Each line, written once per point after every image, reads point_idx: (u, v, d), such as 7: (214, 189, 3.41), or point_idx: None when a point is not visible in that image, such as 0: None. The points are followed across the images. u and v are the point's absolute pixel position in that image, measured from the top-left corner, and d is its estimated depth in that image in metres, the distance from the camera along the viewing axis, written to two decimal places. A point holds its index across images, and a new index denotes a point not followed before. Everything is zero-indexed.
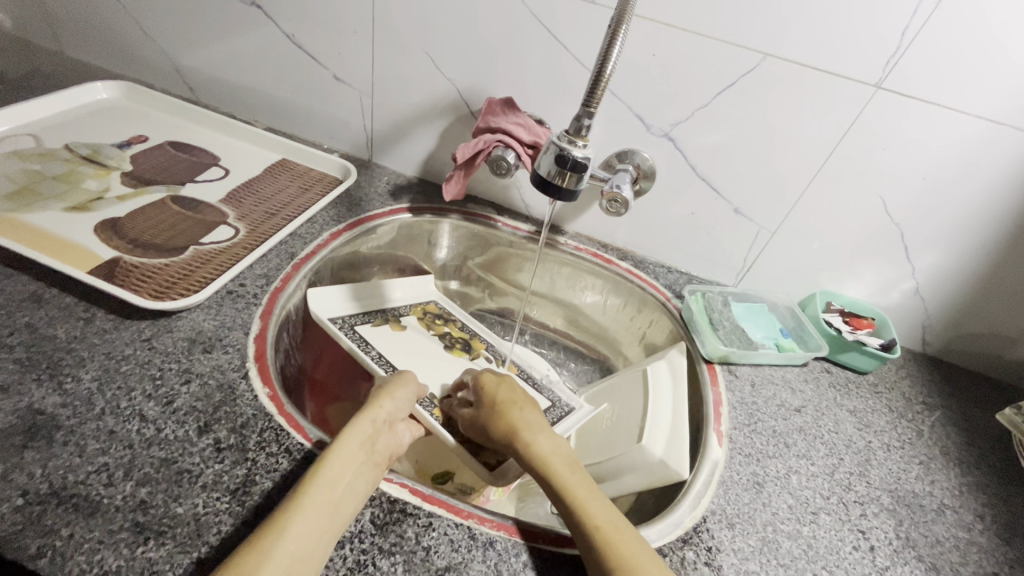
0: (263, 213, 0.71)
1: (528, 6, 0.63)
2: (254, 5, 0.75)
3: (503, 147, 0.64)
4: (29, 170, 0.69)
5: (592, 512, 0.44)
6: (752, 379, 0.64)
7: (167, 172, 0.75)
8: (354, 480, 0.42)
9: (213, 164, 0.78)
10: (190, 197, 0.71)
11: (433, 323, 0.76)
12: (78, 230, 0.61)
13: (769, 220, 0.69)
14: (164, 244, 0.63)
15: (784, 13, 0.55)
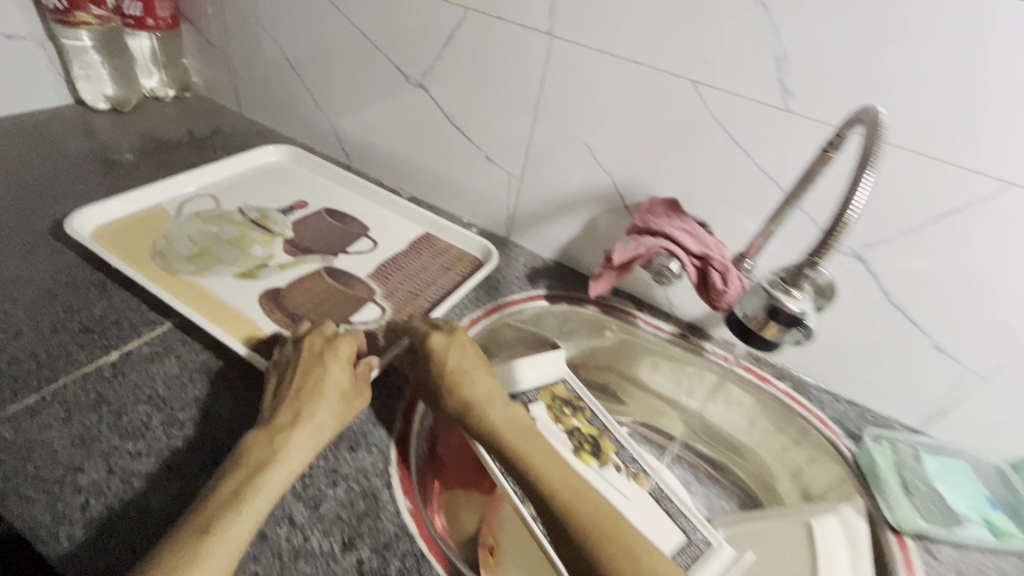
0: (407, 292, 0.71)
1: (709, 109, 0.59)
2: (421, 87, 0.78)
3: (666, 255, 0.59)
4: (206, 232, 0.75)
5: (552, 477, 0.48)
6: (957, 565, 0.52)
7: (323, 240, 0.78)
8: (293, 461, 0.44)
9: (363, 236, 0.80)
10: (342, 269, 0.73)
11: (562, 414, 0.68)
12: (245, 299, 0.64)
13: (982, 364, 0.57)
14: (319, 319, 0.64)
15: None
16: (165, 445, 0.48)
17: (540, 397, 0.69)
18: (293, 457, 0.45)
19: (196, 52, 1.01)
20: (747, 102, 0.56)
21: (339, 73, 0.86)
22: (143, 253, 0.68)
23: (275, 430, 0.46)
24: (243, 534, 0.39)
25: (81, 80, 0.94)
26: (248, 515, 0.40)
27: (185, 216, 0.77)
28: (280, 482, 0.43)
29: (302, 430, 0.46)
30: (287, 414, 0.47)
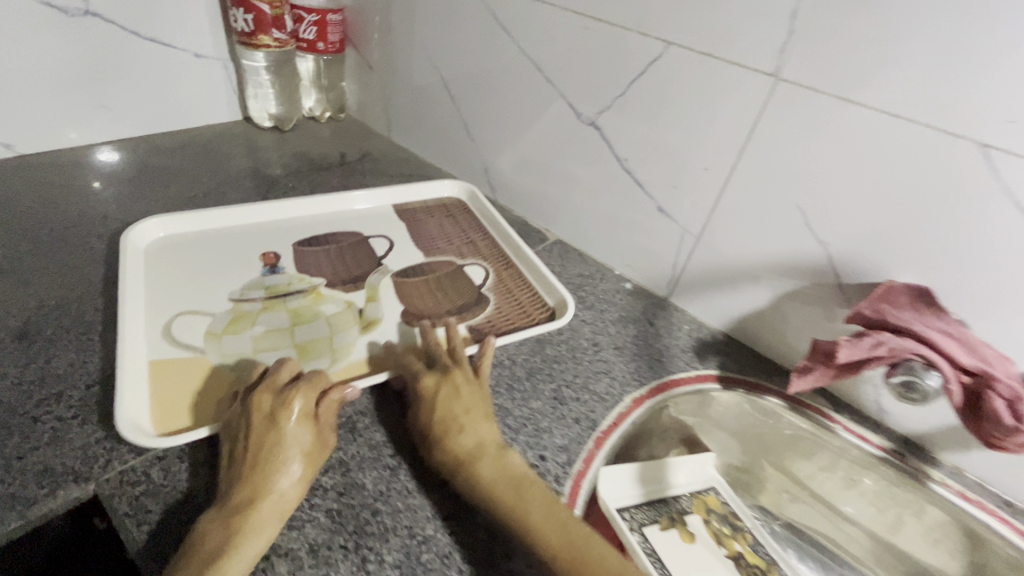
0: (461, 241, 0.76)
1: (1004, 182, 0.45)
2: (593, 125, 0.70)
3: (925, 364, 0.46)
4: (259, 339, 0.56)
5: (546, 530, 0.41)
6: None
7: (347, 265, 0.68)
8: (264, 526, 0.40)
9: (362, 237, 0.74)
10: (400, 267, 0.70)
11: (722, 535, 0.59)
12: (395, 331, 0.60)
13: None
14: (416, 286, 0.67)
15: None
16: (308, 516, 0.43)
17: (696, 509, 0.61)
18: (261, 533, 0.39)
19: (356, 75, 1.02)
20: None
21: (500, 105, 0.81)
22: (214, 408, 0.49)
23: (233, 510, 0.40)
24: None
25: (252, 99, 0.99)
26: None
27: (198, 347, 0.54)
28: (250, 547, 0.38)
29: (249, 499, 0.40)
30: (248, 488, 0.41)
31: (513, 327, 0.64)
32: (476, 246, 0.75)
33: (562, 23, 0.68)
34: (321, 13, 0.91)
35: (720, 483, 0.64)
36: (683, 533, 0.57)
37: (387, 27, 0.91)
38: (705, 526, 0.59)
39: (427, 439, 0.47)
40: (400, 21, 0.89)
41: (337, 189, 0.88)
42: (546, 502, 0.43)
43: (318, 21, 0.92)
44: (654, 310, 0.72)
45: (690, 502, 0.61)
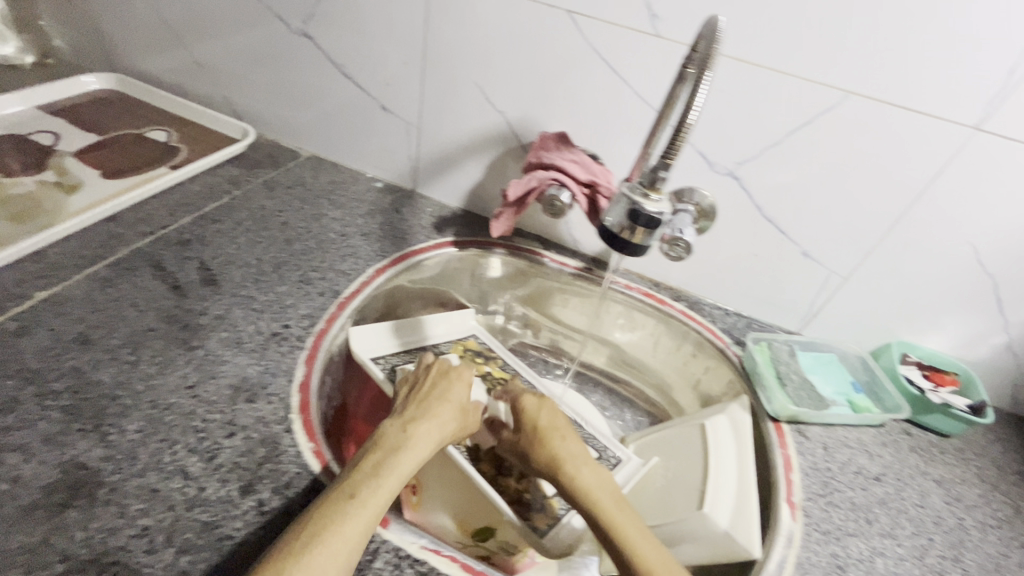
0: (92, 114, 0.85)
1: (590, 40, 0.60)
2: (305, 35, 0.76)
3: (557, 186, 0.61)
4: None
5: (582, 477, 0.51)
6: (825, 442, 0.59)
7: (26, 155, 0.73)
8: (415, 450, 0.47)
9: (20, 137, 0.77)
10: (79, 147, 0.77)
11: (474, 361, 0.70)
12: (100, 183, 0.71)
13: (841, 265, 0.65)
14: (109, 154, 0.77)
15: (929, 77, 0.51)
16: (39, 416, 0.45)
17: (454, 348, 0.71)
18: (416, 452, 0.47)
19: (55, 13, 0.91)
20: (622, 31, 0.58)
21: (219, 27, 0.81)
22: None
23: (408, 422, 0.50)
24: (395, 487, 0.43)
25: None
26: (391, 476, 0.44)
27: None
28: (405, 464, 0.45)
29: (427, 428, 0.50)
30: (416, 411, 0.52)
31: (204, 156, 0.80)
32: (136, 115, 0.86)
33: None
34: None
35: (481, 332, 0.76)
36: None
37: None
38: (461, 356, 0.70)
39: (537, 449, 0.54)
40: None
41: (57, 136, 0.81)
42: (575, 451, 0.54)
43: None
44: (402, 200, 0.82)
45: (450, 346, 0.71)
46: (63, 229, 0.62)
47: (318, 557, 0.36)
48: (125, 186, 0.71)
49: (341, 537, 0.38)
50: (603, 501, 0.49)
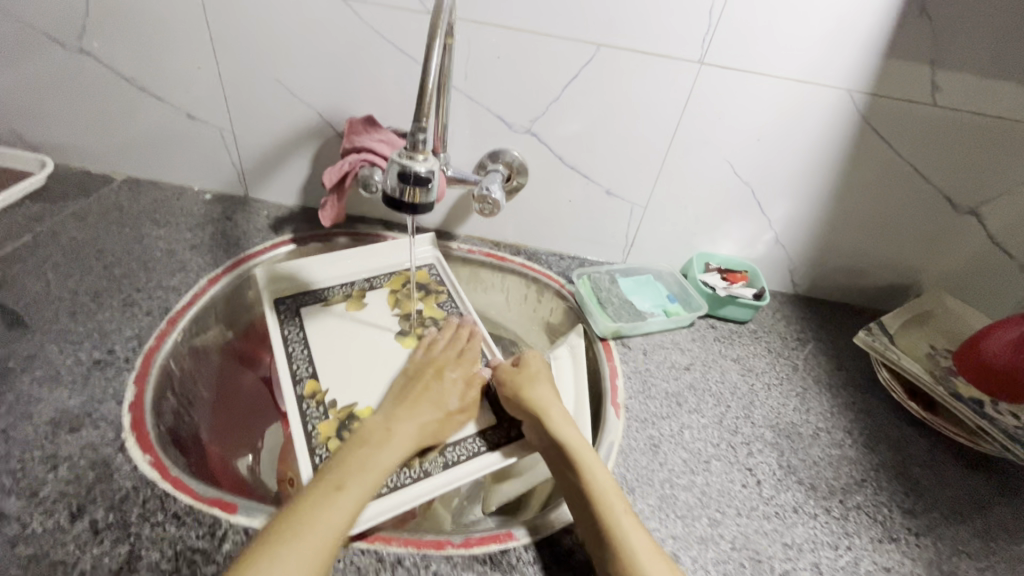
0: None
1: (369, 24, 0.63)
2: (82, 52, 0.71)
3: (368, 166, 0.64)
4: None
5: (569, 437, 0.52)
6: (645, 347, 0.68)
7: None
8: (401, 438, 0.52)
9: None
10: None
11: (405, 299, 0.71)
12: None
13: (639, 196, 0.74)
14: None
15: (659, 51, 0.61)
16: None
17: (389, 283, 0.73)
18: (401, 443, 0.51)
19: None
20: (395, 11, 0.61)
21: None
22: None
23: (393, 418, 0.53)
24: (376, 475, 0.48)
25: None
26: (369, 477, 0.48)
27: None
28: (382, 462, 0.49)
29: (411, 421, 0.53)
30: (408, 405, 0.55)
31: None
32: None
33: None
34: None
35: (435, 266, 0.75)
36: (354, 302, 0.69)
37: None
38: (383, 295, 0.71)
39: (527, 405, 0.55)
40: None
41: None
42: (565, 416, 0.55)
43: None
44: (235, 208, 0.81)
45: (385, 280, 0.73)
46: None
47: (295, 557, 0.40)
48: None
49: (318, 531, 0.42)
50: (597, 466, 0.50)
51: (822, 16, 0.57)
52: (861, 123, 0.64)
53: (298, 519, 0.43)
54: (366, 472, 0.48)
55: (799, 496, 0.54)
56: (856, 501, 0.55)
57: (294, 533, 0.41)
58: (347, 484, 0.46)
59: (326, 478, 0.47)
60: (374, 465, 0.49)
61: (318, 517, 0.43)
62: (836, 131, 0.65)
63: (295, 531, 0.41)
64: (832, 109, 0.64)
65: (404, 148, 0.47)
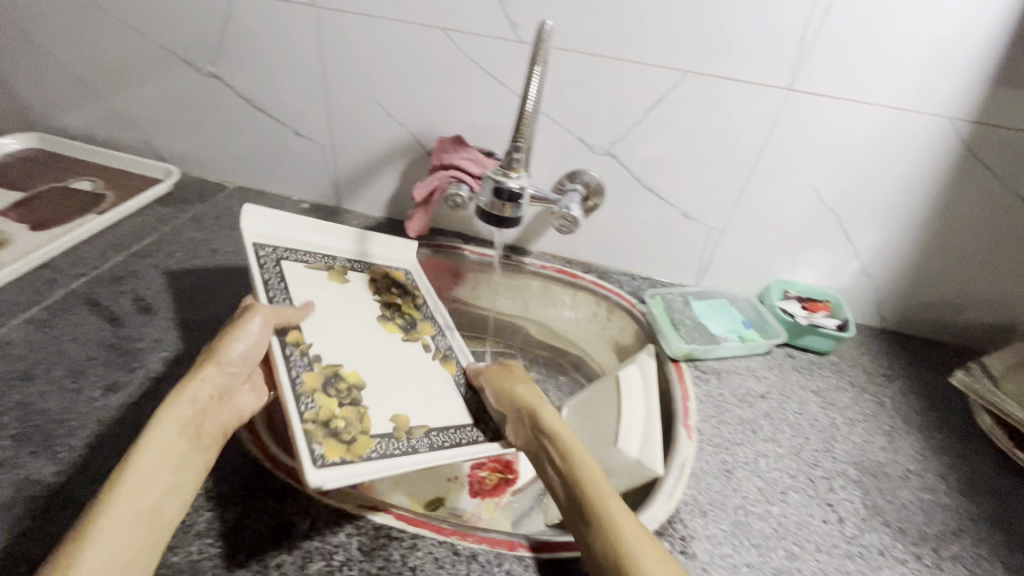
0: (22, 173, 0.88)
1: (465, 51, 0.68)
2: (213, 75, 0.81)
3: (456, 182, 0.69)
4: None
5: (563, 436, 0.51)
6: (718, 372, 0.67)
7: None
8: (154, 464, 0.41)
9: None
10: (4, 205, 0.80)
11: (385, 290, 0.68)
12: (29, 236, 0.74)
13: (717, 219, 0.74)
14: (34, 209, 0.80)
15: (745, 77, 0.62)
16: None
17: (369, 271, 0.70)
18: (148, 462, 0.41)
19: None
20: (490, 40, 0.66)
21: (131, 79, 0.86)
22: None
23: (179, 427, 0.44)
24: (130, 508, 0.38)
25: None
26: (130, 513, 0.38)
27: None
28: (142, 489, 0.40)
29: (162, 440, 0.43)
30: (183, 408, 0.45)
31: (131, 199, 0.84)
32: (71, 170, 0.90)
33: None
34: None
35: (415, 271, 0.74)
36: (336, 275, 0.66)
37: None
38: (363, 281, 0.67)
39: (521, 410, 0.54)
40: None
41: None
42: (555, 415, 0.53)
43: None
44: (329, 217, 0.88)
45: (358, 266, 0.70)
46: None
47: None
48: (50, 236, 0.74)
49: (93, 560, 0.35)
50: (588, 468, 0.48)
51: (921, 43, 0.56)
52: (962, 151, 0.62)
53: (74, 544, 0.35)
54: (151, 490, 0.40)
55: (886, 539, 0.51)
56: (951, 551, 0.51)
57: (70, 557, 0.34)
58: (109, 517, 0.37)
59: (104, 491, 0.39)
60: (134, 475, 0.40)
61: (84, 540, 0.36)
62: (933, 159, 0.63)
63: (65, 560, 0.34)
64: (929, 137, 0.61)
65: (500, 166, 0.50)
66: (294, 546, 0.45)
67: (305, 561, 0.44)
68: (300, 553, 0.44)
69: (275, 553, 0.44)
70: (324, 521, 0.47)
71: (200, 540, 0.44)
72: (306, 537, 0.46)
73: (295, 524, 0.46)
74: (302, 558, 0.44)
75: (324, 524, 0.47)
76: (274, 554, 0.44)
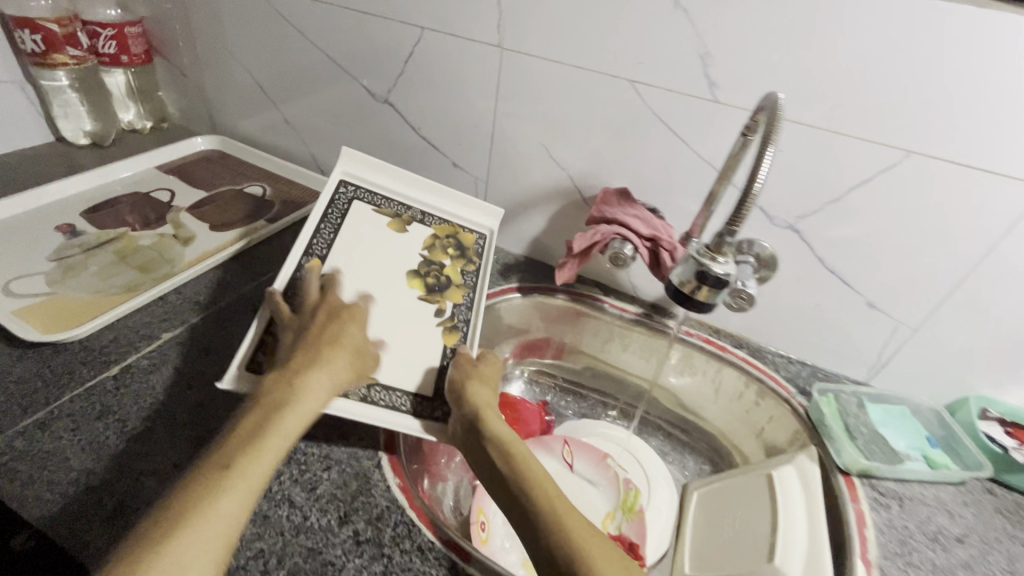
0: (207, 174, 0.96)
1: (651, 106, 0.64)
2: (387, 102, 0.85)
3: (621, 239, 0.65)
4: (100, 270, 0.71)
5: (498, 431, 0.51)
6: (900, 497, 0.58)
7: (148, 212, 0.84)
8: (285, 428, 0.44)
9: (143, 193, 0.89)
10: (191, 202, 0.88)
11: (440, 249, 0.72)
12: (210, 236, 0.80)
13: (910, 315, 0.64)
14: (216, 210, 0.87)
15: (990, 166, 0.53)
16: (170, 445, 0.52)
17: (437, 228, 0.74)
18: (285, 425, 0.44)
19: (171, 86, 1.05)
20: (682, 97, 0.62)
21: (310, 97, 0.92)
22: (92, 309, 0.64)
23: (303, 391, 0.48)
24: (266, 461, 0.42)
25: (61, 118, 0.96)
26: (259, 465, 0.41)
27: (45, 292, 0.66)
28: (272, 449, 0.42)
29: (298, 407, 0.46)
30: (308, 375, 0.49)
31: (297, 209, 0.89)
32: (248, 175, 0.97)
33: (344, 24, 0.81)
34: (118, 26, 0.93)
35: (478, 229, 0.77)
36: (395, 223, 0.72)
37: (190, 35, 0.96)
38: (427, 235, 0.73)
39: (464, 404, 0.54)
40: (205, 31, 0.95)
41: (169, 185, 0.92)
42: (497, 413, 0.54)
43: (117, 35, 0.93)
44: None
45: (433, 223, 0.74)
46: (186, 276, 0.71)
47: (213, 523, 0.36)
48: (228, 239, 0.80)
49: (237, 493, 0.38)
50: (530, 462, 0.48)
51: None
52: None
53: (228, 471, 0.39)
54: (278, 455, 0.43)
55: None
56: None
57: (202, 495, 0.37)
58: (239, 468, 0.40)
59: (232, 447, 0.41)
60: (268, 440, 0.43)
61: (243, 471, 0.40)
62: None
63: (221, 485, 0.38)
64: None
65: (703, 245, 0.46)
66: None
67: None
68: None
69: None
70: None
71: None
72: None
73: None
74: None
75: None
76: None
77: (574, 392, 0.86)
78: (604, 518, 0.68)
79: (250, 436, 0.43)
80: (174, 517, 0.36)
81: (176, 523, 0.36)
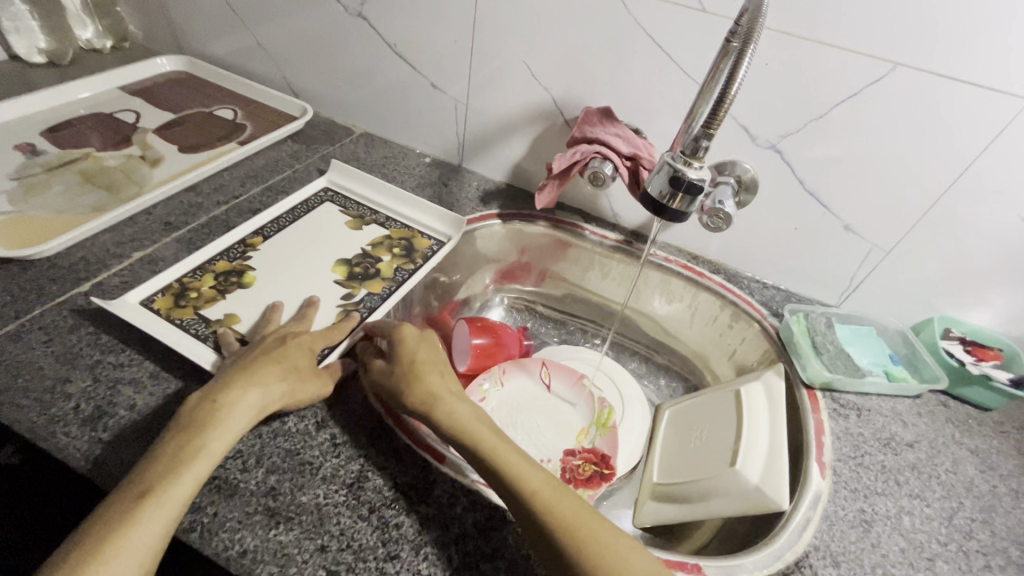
0: (173, 96, 0.92)
1: (635, 16, 0.62)
2: (360, 16, 0.80)
3: (601, 158, 0.64)
4: (64, 190, 0.68)
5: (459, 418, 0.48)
6: (859, 408, 0.61)
7: (113, 133, 0.81)
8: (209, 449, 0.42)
9: (106, 114, 0.85)
10: (158, 125, 0.84)
11: (386, 249, 0.72)
12: (179, 158, 0.78)
13: (885, 237, 0.65)
14: (182, 133, 0.83)
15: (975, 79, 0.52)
16: (146, 356, 0.53)
17: (393, 231, 0.76)
18: (209, 445, 0.43)
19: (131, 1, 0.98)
20: (667, 6, 0.59)
21: (279, 12, 0.86)
22: (57, 229, 0.63)
23: (226, 406, 0.45)
24: (185, 488, 0.40)
25: (12, 34, 0.90)
26: (173, 497, 0.40)
27: (8, 211, 0.64)
28: (190, 476, 0.41)
29: (218, 427, 0.44)
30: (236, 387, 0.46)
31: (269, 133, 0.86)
32: (217, 98, 0.93)
33: None
34: None
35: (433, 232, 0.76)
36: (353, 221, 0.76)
37: None
38: (377, 234, 0.75)
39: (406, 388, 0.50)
40: None
41: (133, 106, 0.88)
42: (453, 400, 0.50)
43: None
44: (449, 176, 0.86)
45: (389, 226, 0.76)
46: (155, 198, 0.70)
47: (128, 549, 0.37)
48: (197, 162, 0.78)
49: (158, 517, 0.39)
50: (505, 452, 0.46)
51: None
52: None
53: (141, 498, 0.39)
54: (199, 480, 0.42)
55: None
56: None
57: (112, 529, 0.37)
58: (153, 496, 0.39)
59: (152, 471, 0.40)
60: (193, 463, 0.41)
61: (154, 500, 0.39)
62: None
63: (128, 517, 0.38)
64: None
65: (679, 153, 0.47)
66: (413, 509, 0.45)
67: (423, 526, 0.44)
68: (417, 517, 0.45)
69: (394, 512, 0.45)
70: (442, 489, 0.47)
71: (327, 485, 0.45)
72: (425, 502, 0.46)
73: (414, 486, 0.46)
74: (420, 522, 0.44)
75: (441, 492, 0.46)
76: (394, 513, 0.44)
77: (553, 320, 0.87)
78: (578, 432, 0.71)
79: (169, 459, 0.41)
80: (93, 541, 0.37)
81: (93, 550, 0.36)
